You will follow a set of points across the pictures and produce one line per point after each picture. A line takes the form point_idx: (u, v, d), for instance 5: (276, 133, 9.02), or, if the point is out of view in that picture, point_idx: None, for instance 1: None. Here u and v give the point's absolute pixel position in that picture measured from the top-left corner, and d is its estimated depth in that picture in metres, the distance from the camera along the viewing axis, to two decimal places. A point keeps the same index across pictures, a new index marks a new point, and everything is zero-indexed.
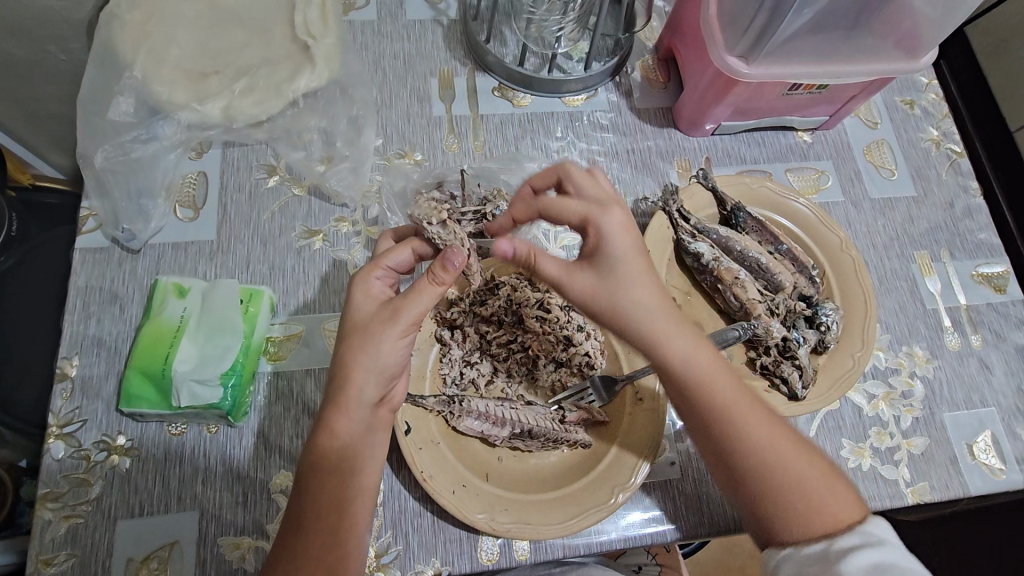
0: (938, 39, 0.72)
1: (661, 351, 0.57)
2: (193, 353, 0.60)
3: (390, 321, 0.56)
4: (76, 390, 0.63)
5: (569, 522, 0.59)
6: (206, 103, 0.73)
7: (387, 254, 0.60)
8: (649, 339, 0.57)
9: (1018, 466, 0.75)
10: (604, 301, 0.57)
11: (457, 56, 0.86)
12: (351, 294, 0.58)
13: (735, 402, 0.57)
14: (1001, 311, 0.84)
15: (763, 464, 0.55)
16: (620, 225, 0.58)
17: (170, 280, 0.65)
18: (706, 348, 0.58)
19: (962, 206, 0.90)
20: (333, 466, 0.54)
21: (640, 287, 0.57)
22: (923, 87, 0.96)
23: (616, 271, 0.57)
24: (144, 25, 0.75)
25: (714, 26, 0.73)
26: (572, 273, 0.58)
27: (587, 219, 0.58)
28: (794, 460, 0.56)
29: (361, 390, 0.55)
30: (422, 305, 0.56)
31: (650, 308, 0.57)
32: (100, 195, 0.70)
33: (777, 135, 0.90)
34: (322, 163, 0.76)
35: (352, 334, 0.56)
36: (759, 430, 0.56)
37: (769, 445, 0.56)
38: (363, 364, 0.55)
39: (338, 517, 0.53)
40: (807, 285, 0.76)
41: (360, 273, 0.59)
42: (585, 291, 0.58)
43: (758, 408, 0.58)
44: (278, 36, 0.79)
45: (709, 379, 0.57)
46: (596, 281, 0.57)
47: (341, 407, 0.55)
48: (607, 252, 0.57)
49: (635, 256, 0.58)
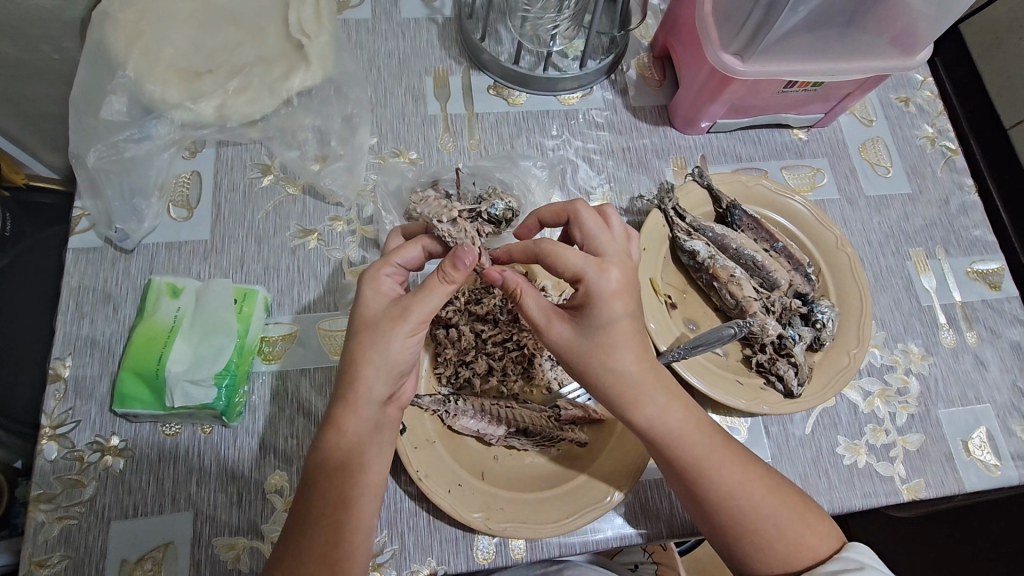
0: (933, 36, 0.72)
1: (631, 412, 0.58)
2: (187, 354, 0.60)
3: (399, 321, 0.54)
4: (69, 391, 0.62)
5: (566, 521, 0.59)
6: (199, 102, 0.72)
7: (398, 251, 0.59)
8: (623, 400, 0.58)
9: (1013, 462, 0.76)
10: (578, 351, 0.58)
11: (452, 55, 0.85)
12: (361, 293, 0.57)
13: (706, 456, 0.58)
14: (996, 308, 0.85)
15: (737, 514, 0.58)
16: (616, 288, 0.57)
17: (163, 280, 0.65)
18: (677, 404, 0.59)
19: (958, 203, 0.90)
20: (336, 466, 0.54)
21: (622, 349, 0.57)
22: (919, 84, 0.96)
23: (594, 328, 0.57)
24: (136, 24, 0.74)
25: (709, 25, 0.73)
26: (552, 319, 0.59)
27: (581, 276, 0.57)
28: (765, 503, 0.58)
29: (372, 387, 0.54)
30: (433, 305, 0.55)
31: (630, 365, 0.57)
32: (92, 195, 0.69)
33: (773, 132, 0.90)
34: (316, 162, 0.75)
35: (361, 333, 0.55)
36: (729, 479, 0.58)
37: (740, 493, 0.58)
38: (374, 362, 0.54)
39: (339, 516, 0.53)
40: (803, 283, 0.76)
41: (371, 269, 0.58)
42: (562, 336, 0.59)
43: (728, 456, 0.59)
44: (271, 34, 0.79)
45: (680, 435, 0.59)
46: (575, 335, 0.58)
47: (349, 405, 0.54)
48: (593, 312, 0.57)
49: (624, 318, 0.57)
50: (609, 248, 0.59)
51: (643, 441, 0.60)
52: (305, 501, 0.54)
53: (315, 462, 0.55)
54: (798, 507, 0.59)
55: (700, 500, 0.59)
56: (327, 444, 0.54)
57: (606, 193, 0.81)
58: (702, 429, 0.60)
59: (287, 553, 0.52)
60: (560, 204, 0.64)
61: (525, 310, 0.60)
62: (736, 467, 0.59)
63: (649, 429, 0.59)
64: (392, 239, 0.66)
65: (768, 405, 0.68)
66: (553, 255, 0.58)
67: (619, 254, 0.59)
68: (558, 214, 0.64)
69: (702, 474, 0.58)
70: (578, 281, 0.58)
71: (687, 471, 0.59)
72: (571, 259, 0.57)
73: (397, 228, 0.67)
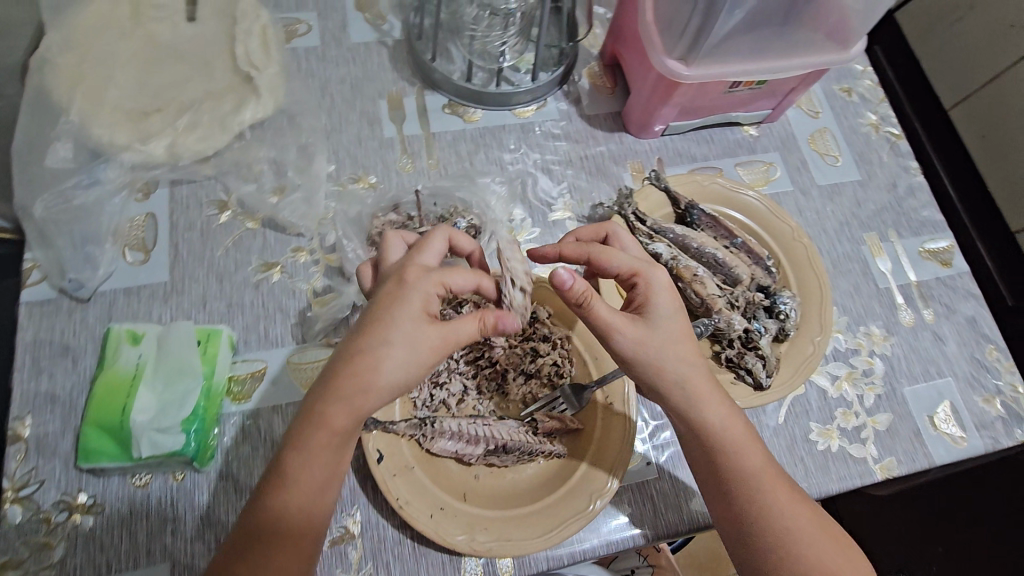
0: (865, 29, 0.75)
1: (695, 414, 0.59)
2: (152, 402, 0.59)
3: (440, 341, 0.54)
4: (31, 451, 0.60)
5: (550, 534, 0.59)
6: (149, 143, 0.71)
7: (455, 273, 0.57)
8: (689, 398, 0.58)
9: (977, 432, 0.79)
10: (654, 347, 0.58)
11: (404, 76, 0.86)
12: (406, 299, 0.53)
13: (760, 472, 0.58)
14: (949, 285, 0.88)
15: (784, 539, 0.56)
16: (668, 284, 0.60)
17: (122, 327, 0.63)
18: (738, 415, 0.60)
19: (905, 186, 0.94)
20: (304, 478, 0.53)
21: (685, 345, 0.59)
22: (859, 74, 1.00)
23: (666, 323, 0.59)
24: (78, 68, 0.73)
25: (651, 32, 0.75)
26: (626, 318, 0.58)
27: (636, 272, 0.61)
28: (813, 534, 0.57)
29: (373, 397, 0.52)
30: (469, 331, 0.56)
31: (692, 363, 0.59)
32: (42, 246, 0.68)
33: (724, 131, 0.92)
34: (274, 195, 0.75)
35: (404, 344, 0.52)
36: (781, 501, 0.57)
37: (790, 516, 0.57)
38: (389, 375, 0.52)
39: (305, 516, 0.53)
40: (764, 276, 0.78)
41: (423, 277, 0.55)
42: (632, 330, 0.58)
43: (780, 478, 0.59)
44: (219, 68, 0.78)
45: (739, 446, 0.59)
46: (647, 333, 0.58)
47: (348, 404, 0.52)
48: (654, 306, 0.59)
49: (677, 316, 0.59)
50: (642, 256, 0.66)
51: (700, 448, 0.60)
52: (275, 504, 0.52)
53: (292, 463, 0.53)
54: (841, 542, 0.58)
55: (748, 519, 0.57)
56: (310, 450, 0.53)
57: (567, 203, 0.82)
58: (759, 448, 0.60)
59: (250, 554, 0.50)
60: (595, 225, 0.70)
61: (594, 314, 0.58)
62: (788, 490, 0.58)
63: (710, 435, 0.59)
64: (435, 238, 0.59)
65: (739, 400, 0.70)
66: (609, 253, 0.62)
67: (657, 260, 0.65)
68: (594, 235, 0.69)
69: (755, 487, 0.58)
70: (633, 278, 0.61)
71: (742, 484, 0.58)
72: (623, 258, 0.62)
73: (443, 230, 0.60)
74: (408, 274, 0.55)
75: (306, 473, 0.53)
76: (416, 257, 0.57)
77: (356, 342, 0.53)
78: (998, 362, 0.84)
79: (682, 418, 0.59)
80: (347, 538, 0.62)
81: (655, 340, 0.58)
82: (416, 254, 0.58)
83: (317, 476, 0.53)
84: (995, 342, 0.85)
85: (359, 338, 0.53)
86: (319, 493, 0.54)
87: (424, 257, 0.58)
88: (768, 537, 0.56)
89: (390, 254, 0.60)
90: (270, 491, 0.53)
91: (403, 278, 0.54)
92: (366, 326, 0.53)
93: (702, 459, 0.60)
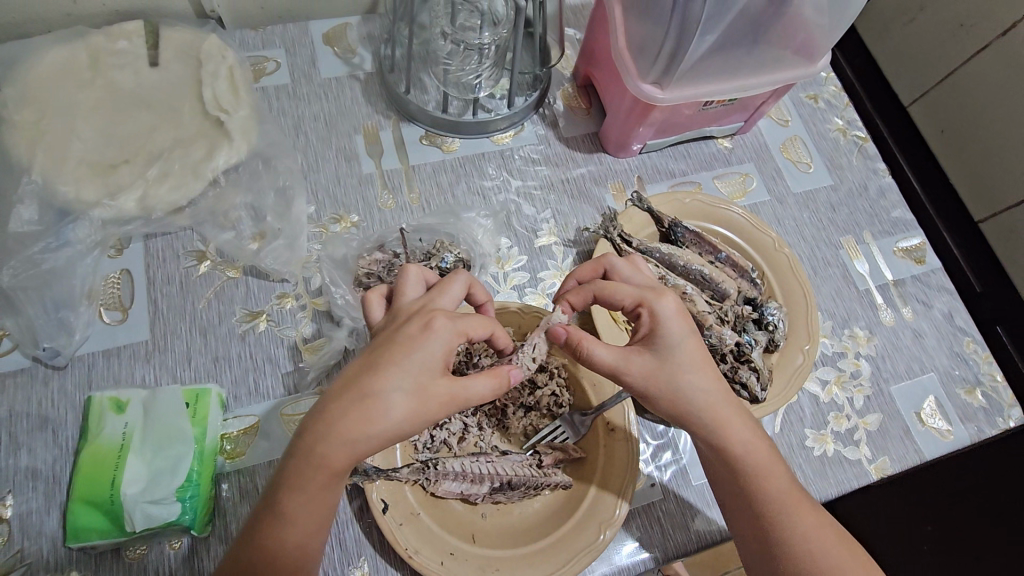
0: (830, 43, 0.77)
1: (719, 438, 0.59)
2: (143, 471, 0.57)
3: (448, 397, 0.52)
4: (15, 533, 0.58)
5: (563, 569, 0.59)
6: (119, 197, 0.69)
7: (477, 324, 0.56)
8: (710, 424, 0.59)
9: (962, 424, 0.81)
10: (665, 382, 0.59)
11: (379, 110, 0.85)
12: (426, 346, 0.52)
13: (784, 493, 0.59)
14: (924, 282, 0.91)
15: (807, 558, 0.57)
16: (676, 309, 0.60)
17: (105, 395, 0.61)
18: (762, 437, 0.61)
19: (876, 187, 0.96)
20: (302, 516, 0.51)
21: (698, 372, 0.59)
22: (823, 81, 1.02)
23: (675, 356, 0.59)
24: (38, 124, 0.70)
25: (625, 56, 0.76)
26: (628, 358, 0.59)
27: (641, 301, 0.61)
28: (836, 555, 0.57)
29: (375, 439, 0.50)
30: (482, 388, 0.54)
31: (711, 391, 0.59)
32: (11, 314, 0.65)
33: (699, 145, 0.93)
34: (254, 241, 0.73)
35: (414, 393, 0.51)
36: (805, 521, 0.58)
37: (814, 536, 0.57)
38: (398, 418, 0.50)
39: (298, 553, 0.51)
40: (750, 288, 0.80)
41: (444, 322, 0.53)
42: (638, 368, 0.59)
43: (804, 499, 0.59)
44: (187, 114, 0.76)
45: (763, 469, 0.59)
46: (654, 365, 0.59)
47: (350, 445, 0.50)
48: (661, 337, 0.59)
49: (692, 339, 0.60)
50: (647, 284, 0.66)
51: (724, 468, 0.60)
52: (271, 543, 0.51)
53: (289, 503, 0.50)
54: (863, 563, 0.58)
55: (771, 537, 0.58)
56: (307, 489, 0.50)
57: (552, 228, 0.82)
58: (783, 468, 0.60)
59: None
60: (591, 261, 0.69)
61: (592, 359, 0.59)
62: (813, 512, 0.59)
63: (734, 459, 0.59)
64: (456, 282, 0.59)
65: None
66: (609, 288, 0.62)
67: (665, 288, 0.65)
68: (594, 270, 0.68)
69: (777, 508, 0.58)
70: (639, 307, 0.61)
71: (765, 504, 0.58)
72: (627, 289, 0.62)
73: (465, 276, 0.60)
74: (434, 320, 0.53)
75: (304, 510, 0.51)
76: (436, 300, 0.57)
77: (362, 382, 0.51)
78: (976, 353, 0.87)
79: (705, 440, 0.60)
80: None
81: (662, 375, 0.59)
82: (436, 296, 0.58)
83: (313, 513, 0.51)
84: (972, 334, 0.88)
85: (367, 379, 0.51)
86: (317, 527, 0.52)
87: (444, 298, 0.58)
88: (791, 556, 0.57)
89: (406, 289, 0.59)
90: (264, 530, 0.51)
91: (429, 324, 0.53)
92: (376, 366, 0.51)
93: (726, 479, 0.61)
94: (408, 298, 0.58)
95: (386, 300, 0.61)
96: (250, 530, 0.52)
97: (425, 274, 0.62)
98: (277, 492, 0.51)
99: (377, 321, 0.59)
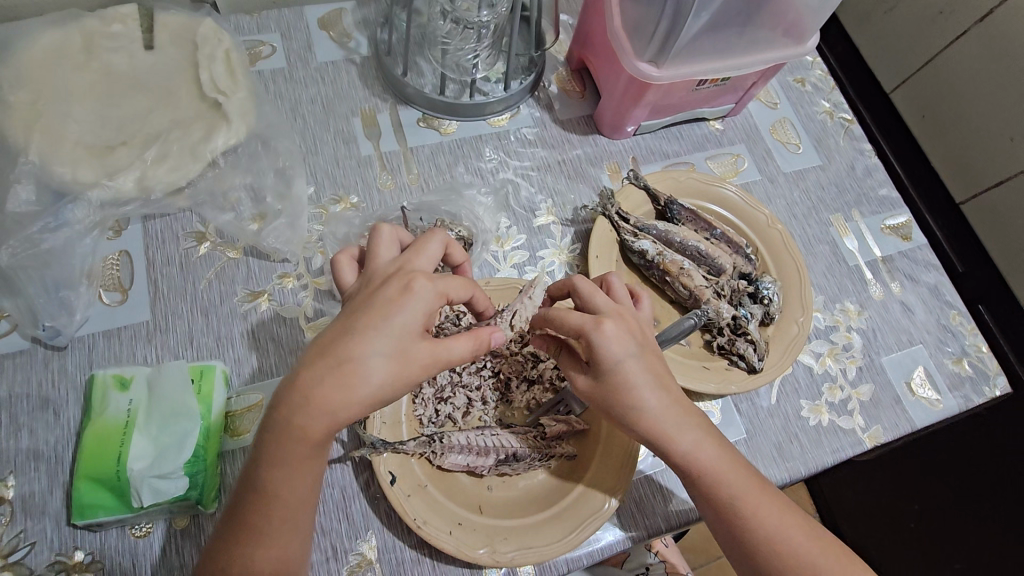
0: (818, 24, 0.79)
1: (664, 449, 0.59)
2: (149, 448, 0.56)
3: (430, 360, 0.52)
4: (17, 514, 0.57)
5: (569, 537, 0.60)
6: (117, 178, 0.68)
7: (453, 287, 0.57)
8: (656, 439, 0.59)
9: (951, 393, 0.84)
10: (605, 402, 0.59)
11: (376, 93, 0.85)
12: (406, 310, 0.52)
13: (741, 497, 0.58)
14: (911, 258, 0.93)
15: (772, 556, 0.58)
16: (613, 335, 0.58)
17: (109, 372, 0.61)
18: (712, 440, 0.60)
19: (862, 167, 0.99)
20: (287, 491, 0.51)
21: (639, 391, 0.58)
22: (810, 65, 1.05)
23: (613, 379, 0.58)
24: (31, 105, 0.69)
25: (621, 37, 0.77)
26: (578, 377, 0.61)
27: (579, 332, 0.58)
28: (801, 545, 0.58)
29: (356, 406, 0.50)
30: (462, 351, 0.55)
31: (653, 408, 0.58)
32: (9, 295, 0.64)
33: (691, 127, 0.95)
34: (254, 222, 0.73)
35: (395, 356, 0.51)
36: (765, 521, 0.58)
37: (774, 532, 0.58)
38: (373, 384, 0.50)
39: (283, 536, 0.51)
40: (744, 264, 0.81)
41: (420, 285, 0.54)
42: (588, 385, 0.60)
43: (765, 496, 0.59)
44: (183, 96, 0.75)
45: (718, 473, 0.59)
46: (597, 386, 0.59)
47: (331, 413, 0.50)
48: (603, 365, 0.58)
49: (630, 360, 0.58)
50: (608, 308, 0.60)
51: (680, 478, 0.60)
52: (257, 526, 0.51)
53: (274, 478, 0.51)
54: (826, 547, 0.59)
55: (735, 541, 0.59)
56: (291, 463, 0.50)
57: (550, 207, 0.83)
58: (738, 467, 0.60)
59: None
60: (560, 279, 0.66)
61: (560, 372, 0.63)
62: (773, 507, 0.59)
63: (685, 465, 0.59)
64: (432, 242, 0.59)
65: (736, 384, 0.72)
66: (553, 317, 0.60)
67: (614, 305, 0.61)
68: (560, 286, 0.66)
69: (736, 512, 0.58)
70: (579, 337, 0.59)
71: (726, 511, 0.58)
72: (569, 320, 0.59)
73: (441, 236, 0.60)
74: (412, 283, 0.54)
75: (289, 485, 0.51)
76: (413, 261, 0.57)
77: (340, 348, 0.51)
78: (962, 325, 0.89)
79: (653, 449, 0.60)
80: (365, 563, 0.62)
81: (602, 396, 0.59)
82: (413, 257, 0.58)
83: (298, 487, 0.51)
84: (958, 308, 0.90)
85: (346, 344, 0.51)
86: (293, 509, 0.52)
87: (421, 258, 0.58)
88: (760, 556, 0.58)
89: (379, 251, 0.59)
90: (249, 514, 0.51)
91: (408, 287, 0.53)
92: (354, 331, 0.51)
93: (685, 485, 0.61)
94: (383, 261, 0.58)
95: (357, 262, 0.62)
96: (233, 514, 0.52)
97: (397, 234, 0.62)
98: (258, 467, 0.51)
99: (350, 285, 0.59)
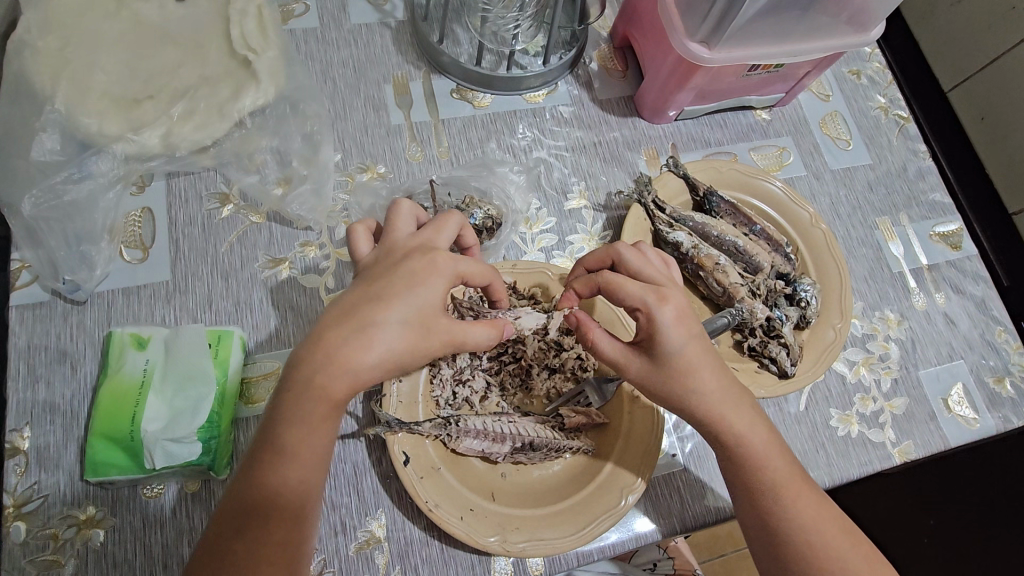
0: (884, 13, 0.73)
1: (716, 424, 0.57)
2: (163, 409, 0.56)
3: (448, 338, 0.52)
4: (32, 465, 0.57)
5: (584, 531, 0.58)
6: (142, 132, 0.67)
7: (472, 271, 0.55)
8: (705, 419, 0.57)
9: (989, 413, 0.79)
10: (658, 379, 0.56)
11: (410, 60, 0.82)
12: (428, 285, 0.51)
13: (782, 484, 0.56)
14: (958, 268, 0.88)
15: (800, 548, 0.55)
16: (676, 314, 0.55)
17: (126, 330, 0.60)
18: (766, 428, 0.58)
19: (915, 169, 0.93)
20: (303, 450, 0.49)
21: (696, 371, 0.56)
22: (867, 57, 0.98)
23: (670, 359, 0.55)
24: (59, 51, 0.68)
25: (672, 14, 0.73)
26: (627, 353, 0.57)
27: (639, 307, 0.56)
28: (833, 542, 0.55)
29: (376, 370, 0.50)
30: (480, 334, 0.55)
31: (709, 382, 0.56)
32: (31, 246, 0.63)
33: (736, 115, 0.91)
34: (278, 186, 0.71)
35: (415, 327, 0.50)
36: (803, 511, 0.56)
37: (808, 524, 0.55)
38: (381, 356, 0.49)
39: (302, 493, 0.50)
40: (783, 263, 0.78)
41: (439, 264, 0.52)
42: (640, 358, 0.57)
43: (804, 488, 0.57)
44: (213, 51, 0.73)
45: (763, 459, 0.57)
46: (650, 366, 0.56)
47: (350, 373, 0.49)
48: (660, 338, 0.55)
49: (691, 342, 0.55)
50: (662, 278, 0.59)
51: (726, 458, 0.58)
52: (274, 481, 0.49)
53: (289, 436, 0.49)
54: (859, 552, 0.56)
55: (770, 525, 0.56)
56: (308, 422, 0.49)
57: (582, 191, 0.80)
58: (783, 453, 0.58)
59: (237, 547, 0.47)
60: (601, 250, 0.63)
61: (598, 349, 0.58)
62: (813, 499, 0.57)
63: (733, 444, 0.57)
64: (450, 221, 0.57)
65: (765, 388, 0.69)
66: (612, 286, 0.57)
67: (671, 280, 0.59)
68: (602, 259, 0.63)
69: (773, 497, 0.56)
70: (637, 311, 0.56)
71: (762, 491, 0.56)
72: (629, 289, 0.56)
73: (459, 217, 0.58)
74: (436, 259, 0.53)
75: (307, 445, 0.49)
76: (434, 238, 0.55)
77: (363, 311, 0.50)
78: (1008, 343, 0.84)
79: (705, 431, 0.58)
80: (373, 542, 0.61)
81: (654, 373, 0.56)
82: (434, 234, 0.56)
83: (317, 447, 0.50)
84: (1005, 324, 0.85)
85: (368, 309, 0.50)
86: (313, 471, 0.50)
87: (438, 237, 0.56)
88: (786, 544, 0.55)
89: (397, 225, 0.56)
90: (264, 469, 0.49)
91: (432, 263, 0.52)
92: (378, 297, 0.50)
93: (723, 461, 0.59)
94: (402, 235, 0.56)
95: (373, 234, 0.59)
96: (248, 468, 0.50)
97: (419, 212, 0.59)
98: (274, 424, 0.49)
99: (363, 255, 0.56)
